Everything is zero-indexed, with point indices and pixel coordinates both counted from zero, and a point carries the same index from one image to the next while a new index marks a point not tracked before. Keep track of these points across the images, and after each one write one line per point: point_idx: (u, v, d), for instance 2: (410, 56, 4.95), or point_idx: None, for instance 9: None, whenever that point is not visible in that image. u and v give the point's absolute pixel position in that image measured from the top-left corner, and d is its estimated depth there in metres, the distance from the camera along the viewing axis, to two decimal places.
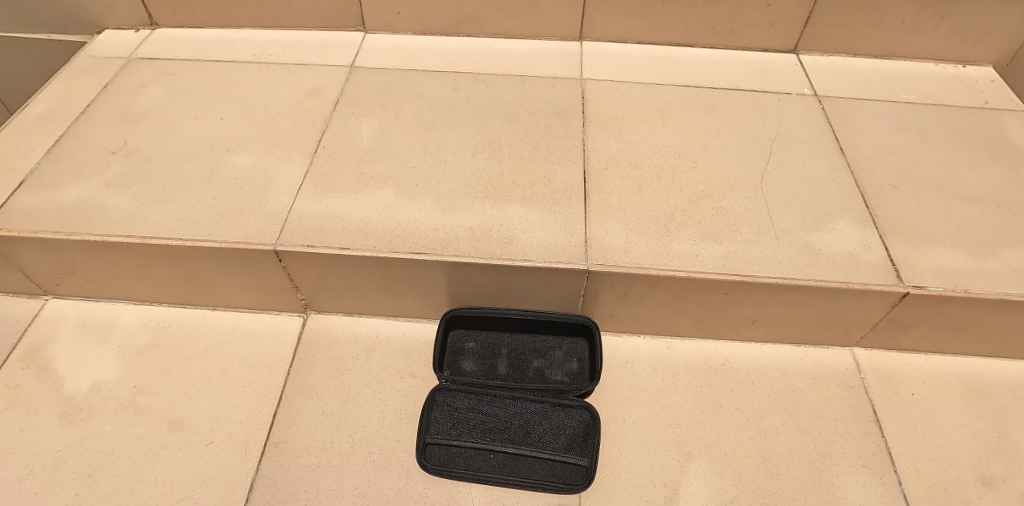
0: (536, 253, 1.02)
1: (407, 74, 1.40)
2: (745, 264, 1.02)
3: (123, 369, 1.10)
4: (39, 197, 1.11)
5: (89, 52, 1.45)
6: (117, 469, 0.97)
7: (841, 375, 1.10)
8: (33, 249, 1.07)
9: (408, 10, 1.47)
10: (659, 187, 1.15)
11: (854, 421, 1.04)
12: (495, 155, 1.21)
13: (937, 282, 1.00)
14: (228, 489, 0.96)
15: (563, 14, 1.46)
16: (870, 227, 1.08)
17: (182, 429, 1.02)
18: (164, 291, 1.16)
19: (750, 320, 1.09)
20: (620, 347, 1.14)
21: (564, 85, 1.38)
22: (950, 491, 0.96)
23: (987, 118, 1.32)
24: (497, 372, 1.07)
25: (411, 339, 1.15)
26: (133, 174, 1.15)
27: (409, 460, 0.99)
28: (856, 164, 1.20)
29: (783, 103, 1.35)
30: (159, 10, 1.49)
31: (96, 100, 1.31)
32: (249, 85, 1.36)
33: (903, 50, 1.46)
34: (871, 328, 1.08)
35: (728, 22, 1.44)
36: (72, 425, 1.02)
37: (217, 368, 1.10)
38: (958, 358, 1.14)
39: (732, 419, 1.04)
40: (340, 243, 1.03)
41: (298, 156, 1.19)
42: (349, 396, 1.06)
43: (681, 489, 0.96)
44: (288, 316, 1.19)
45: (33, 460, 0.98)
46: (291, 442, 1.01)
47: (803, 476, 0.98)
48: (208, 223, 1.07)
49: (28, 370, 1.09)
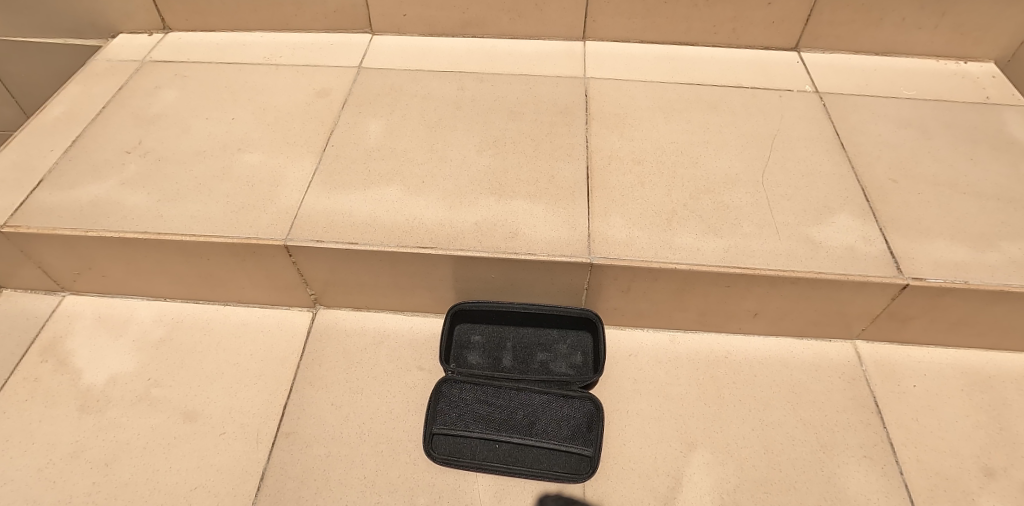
0: (540, 247, 1.05)
1: (413, 75, 1.43)
2: (746, 257, 1.03)
3: (138, 362, 1.13)
4: (58, 195, 1.14)
5: (105, 55, 1.49)
6: (133, 459, 1.00)
7: (843, 367, 1.12)
8: (53, 246, 1.10)
9: (415, 12, 1.49)
10: (661, 182, 1.17)
11: (855, 413, 1.05)
12: (500, 152, 1.23)
13: (937, 274, 1.01)
14: (240, 478, 0.98)
15: (566, 15, 1.48)
16: (871, 221, 1.10)
17: (196, 420, 1.05)
18: (177, 287, 1.19)
19: (752, 313, 1.11)
20: (623, 340, 1.16)
21: (568, 84, 1.40)
22: (951, 482, 0.97)
23: (988, 113, 1.33)
24: (502, 365, 1.09)
25: (417, 333, 1.17)
26: (148, 173, 1.19)
27: (416, 450, 1.01)
28: (857, 159, 1.22)
29: (784, 100, 1.36)
30: (173, 14, 1.52)
31: (112, 102, 1.35)
32: (260, 86, 1.40)
33: (904, 47, 1.47)
34: (872, 321, 1.09)
35: (730, 21, 1.46)
36: (89, 416, 1.05)
37: (230, 361, 1.13)
38: (960, 351, 1.14)
39: (735, 411, 1.05)
40: (349, 238, 1.06)
41: (308, 155, 1.22)
42: (357, 388, 1.08)
43: (684, 479, 0.98)
44: (298, 311, 1.21)
45: (53, 450, 1.01)
46: (302, 432, 1.03)
47: (805, 466, 0.99)
48: (221, 220, 1.09)
49: (47, 363, 1.12)
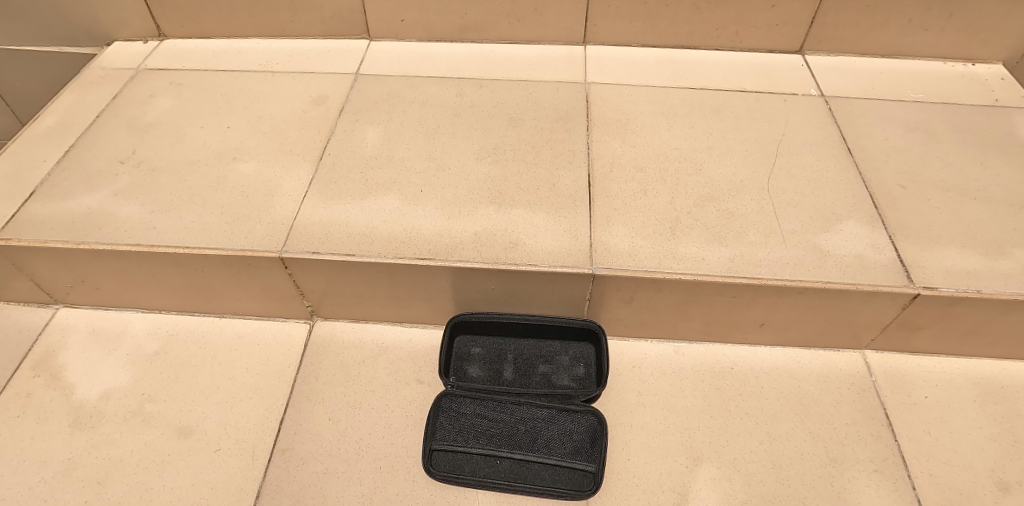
0: (541, 257, 1.02)
1: (411, 81, 1.41)
2: (752, 267, 1.01)
3: (132, 377, 1.10)
4: (50, 206, 1.12)
5: (100, 63, 1.47)
6: (126, 477, 0.98)
7: (852, 378, 1.09)
8: (44, 259, 1.08)
9: (412, 17, 1.47)
10: (664, 190, 1.15)
11: (865, 425, 1.03)
12: (500, 160, 1.21)
13: (949, 283, 0.98)
14: (235, 496, 0.96)
15: (566, 19, 1.46)
16: (879, 228, 1.07)
17: (190, 436, 1.03)
18: (172, 299, 1.17)
19: (758, 323, 1.08)
20: (627, 351, 1.14)
21: (568, 90, 1.38)
22: (966, 497, 0.94)
23: (998, 116, 1.30)
24: (503, 378, 1.07)
25: (417, 345, 1.15)
26: (142, 184, 1.17)
27: (416, 466, 0.99)
28: (864, 165, 1.19)
29: (789, 104, 1.34)
30: (168, 21, 1.51)
31: (106, 111, 1.33)
32: (256, 94, 1.38)
33: (910, 49, 1.44)
34: (882, 330, 1.07)
35: (732, 24, 1.43)
36: (82, 432, 1.03)
37: (225, 375, 1.10)
38: (972, 360, 1.12)
39: (741, 424, 1.03)
40: (345, 249, 1.03)
41: (304, 164, 1.20)
42: (355, 402, 1.06)
43: (690, 495, 0.95)
44: (295, 323, 1.19)
45: (44, 468, 0.99)
46: (298, 448, 1.01)
47: (814, 481, 0.96)
48: (215, 231, 1.07)
49: (39, 377, 1.10)
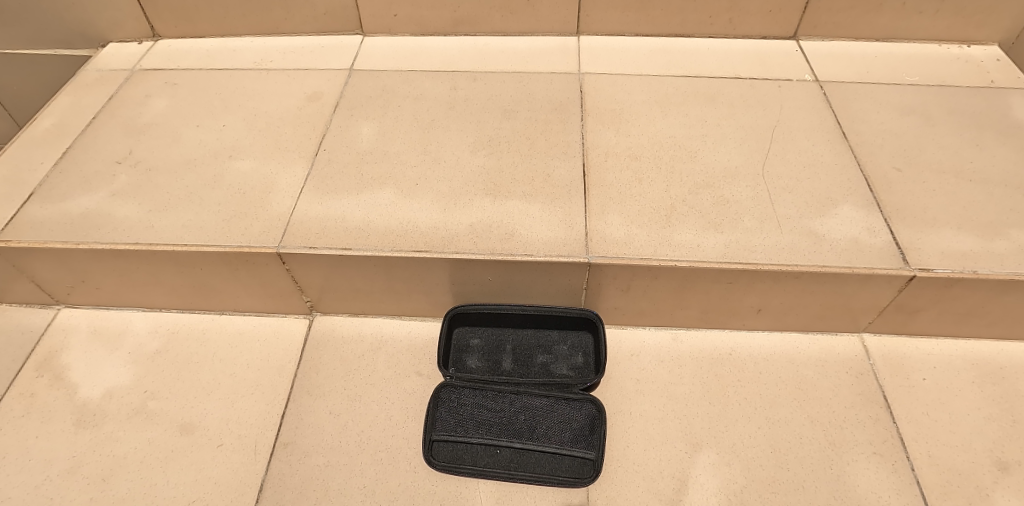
0: (537, 247, 1.03)
1: (405, 75, 1.41)
2: (747, 252, 1.01)
3: (135, 375, 1.11)
4: (49, 208, 1.13)
5: (95, 64, 1.48)
6: (130, 473, 0.99)
7: (851, 362, 1.09)
8: (45, 260, 1.09)
9: (405, 12, 1.48)
10: (659, 179, 1.15)
11: (864, 408, 1.03)
12: (495, 152, 1.21)
13: (944, 264, 0.98)
14: (238, 490, 0.97)
15: (559, 11, 1.46)
16: (875, 211, 1.07)
17: (193, 432, 1.04)
18: (171, 297, 1.18)
19: (755, 309, 1.08)
20: (625, 339, 1.14)
21: (563, 80, 1.38)
22: (965, 477, 0.95)
23: (994, 97, 1.30)
24: (502, 368, 1.08)
25: (416, 338, 1.15)
26: (139, 183, 1.17)
27: (417, 458, 0.99)
28: (860, 148, 1.19)
29: (783, 90, 1.34)
30: (162, 22, 1.51)
31: (103, 112, 1.34)
32: (251, 91, 1.38)
33: (905, 32, 1.44)
34: (879, 314, 1.07)
35: (726, 12, 1.43)
36: (86, 430, 1.04)
37: (226, 372, 1.11)
38: (969, 341, 1.12)
39: (740, 409, 1.03)
40: (341, 243, 1.04)
41: (299, 160, 1.21)
42: (355, 395, 1.07)
43: (690, 481, 0.95)
44: (294, 319, 1.20)
45: (50, 466, 1.00)
46: (299, 441, 1.02)
47: (812, 464, 0.97)
48: (212, 229, 1.08)
49: (42, 378, 1.11)
